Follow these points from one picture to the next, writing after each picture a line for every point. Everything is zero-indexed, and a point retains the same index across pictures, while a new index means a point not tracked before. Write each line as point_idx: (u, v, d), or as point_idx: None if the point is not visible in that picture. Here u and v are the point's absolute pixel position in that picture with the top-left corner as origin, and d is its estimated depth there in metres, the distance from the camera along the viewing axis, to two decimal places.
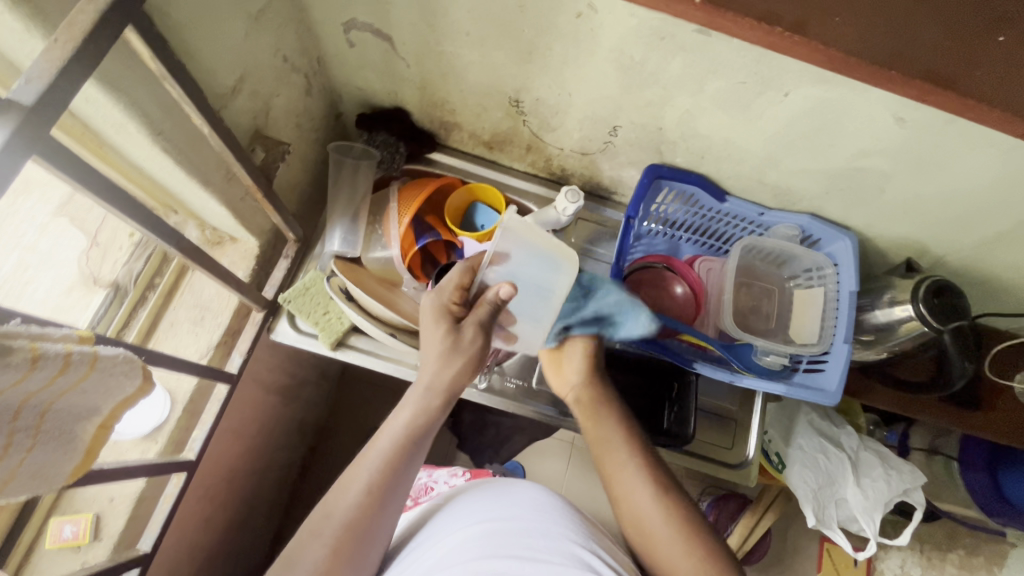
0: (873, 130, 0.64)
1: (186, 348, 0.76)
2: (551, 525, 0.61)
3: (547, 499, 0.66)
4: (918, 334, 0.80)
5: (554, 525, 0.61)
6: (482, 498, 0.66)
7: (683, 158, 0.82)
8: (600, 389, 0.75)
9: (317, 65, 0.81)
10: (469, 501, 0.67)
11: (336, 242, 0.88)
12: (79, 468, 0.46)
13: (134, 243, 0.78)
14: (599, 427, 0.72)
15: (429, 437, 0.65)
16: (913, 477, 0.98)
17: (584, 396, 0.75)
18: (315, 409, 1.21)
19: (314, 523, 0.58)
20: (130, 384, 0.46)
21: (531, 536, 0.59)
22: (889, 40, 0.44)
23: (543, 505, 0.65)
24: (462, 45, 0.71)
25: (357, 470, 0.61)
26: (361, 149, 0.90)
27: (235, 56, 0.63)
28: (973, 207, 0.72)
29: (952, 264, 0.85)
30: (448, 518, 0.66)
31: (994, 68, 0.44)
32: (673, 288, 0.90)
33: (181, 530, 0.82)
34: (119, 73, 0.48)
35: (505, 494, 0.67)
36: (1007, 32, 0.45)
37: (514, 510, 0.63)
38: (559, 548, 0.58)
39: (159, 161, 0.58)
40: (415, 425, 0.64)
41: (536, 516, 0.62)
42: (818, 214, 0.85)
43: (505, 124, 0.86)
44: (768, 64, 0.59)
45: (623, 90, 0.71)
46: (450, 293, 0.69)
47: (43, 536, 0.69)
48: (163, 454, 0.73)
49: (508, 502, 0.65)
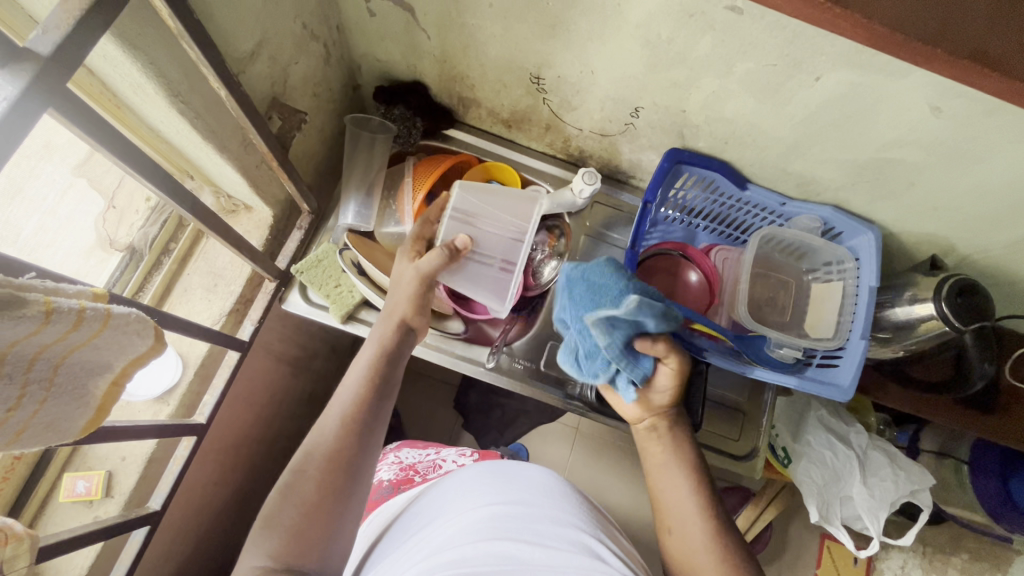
0: (907, 121, 0.62)
1: (199, 314, 0.77)
2: (558, 511, 0.62)
3: (551, 481, 0.68)
4: (938, 333, 0.77)
5: (560, 511, 0.63)
6: (487, 476, 0.67)
7: (706, 143, 0.79)
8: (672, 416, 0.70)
9: (336, 34, 0.80)
10: (474, 477, 0.68)
11: (349, 215, 0.88)
12: (91, 424, 0.46)
13: (149, 207, 0.78)
14: (662, 457, 0.69)
15: (399, 367, 0.68)
16: (921, 478, 0.97)
17: (657, 424, 0.70)
18: (323, 382, 1.22)
19: (298, 464, 0.58)
20: (142, 342, 0.46)
21: (538, 521, 0.60)
22: (930, 19, 0.42)
23: (548, 489, 0.66)
24: (485, 17, 0.69)
25: (332, 407, 0.63)
26: (377, 123, 0.88)
27: (256, 20, 0.62)
28: (1007, 205, 0.69)
29: (977, 263, 0.83)
30: (452, 494, 0.67)
31: None
32: (687, 276, 0.89)
33: (190, 491, 0.84)
34: (137, 30, 0.48)
35: (510, 475, 0.68)
36: None
37: (520, 492, 0.64)
38: (566, 534, 0.59)
39: (176, 124, 0.58)
40: (384, 352, 0.67)
41: (543, 500, 0.63)
42: (842, 206, 0.83)
43: (525, 101, 0.84)
44: (802, 45, 0.57)
45: (647, 69, 0.69)
46: (412, 244, 0.75)
47: (57, 490, 0.71)
48: (174, 417, 0.74)
49: (514, 484, 0.66)
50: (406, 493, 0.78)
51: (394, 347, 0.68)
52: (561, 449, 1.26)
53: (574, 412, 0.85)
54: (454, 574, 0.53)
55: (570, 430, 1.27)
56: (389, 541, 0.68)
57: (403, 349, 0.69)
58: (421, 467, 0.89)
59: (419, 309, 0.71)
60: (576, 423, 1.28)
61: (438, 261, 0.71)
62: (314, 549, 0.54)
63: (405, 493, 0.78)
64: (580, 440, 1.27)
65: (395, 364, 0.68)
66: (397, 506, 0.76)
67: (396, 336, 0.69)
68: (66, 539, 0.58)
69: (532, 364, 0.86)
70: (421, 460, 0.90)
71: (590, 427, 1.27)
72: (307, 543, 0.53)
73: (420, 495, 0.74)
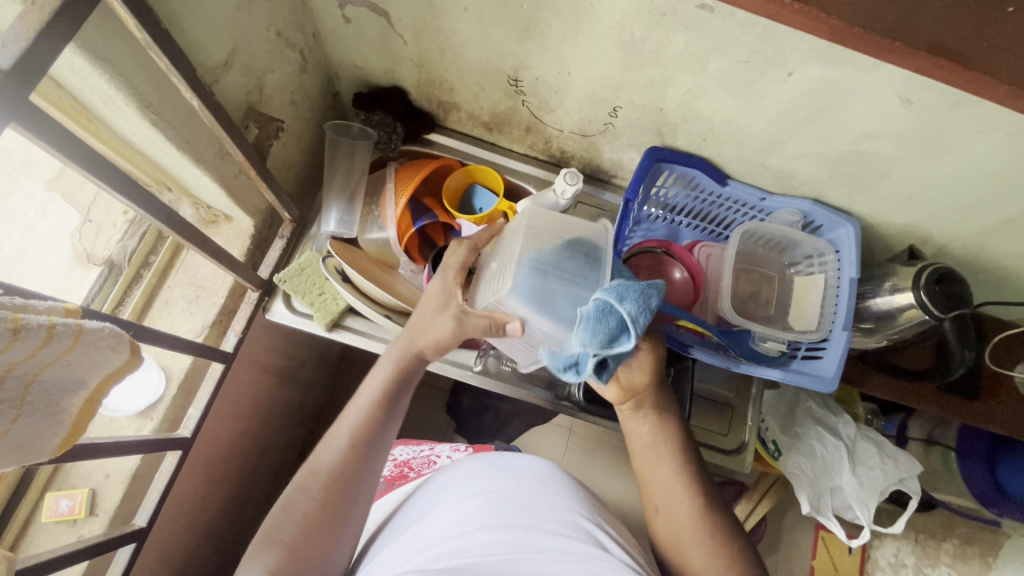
0: (878, 113, 0.63)
1: (181, 327, 0.77)
2: (555, 496, 0.62)
3: (547, 468, 0.67)
4: (919, 322, 0.78)
5: (557, 496, 0.63)
6: (487, 465, 0.67)
7: (685, 141, 0.80)
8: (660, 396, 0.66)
9: (313, 41, 0.80)
10: (474, 465, 0.68)
11: (332, 222, 0.87)
12: (66, 442, 0.46)
13: (127, 220, 0.77)
14: (648, 437, 0.67)
15: (409, 391, 0.64)
16: (910, 466, 0.97)
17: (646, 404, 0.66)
18: (313, 391, 1.21)
19: (301, 481, 0.57)
20: (118, 357, 0.46)
21: (535, 507, 0.60)
22: (881, 18, 0.44)
23: (543, 475, 0.66)
24: (459, 21, 0.70)
25: (337, 429, 0.61)
26: (359, 129, 0.89)
27: (228, 29, 0.62)
28: (979, 193, 0.70)
29: (955, 251, 0.84)
30: (451, 484, 0.66)
31: (990, 49, 0.44)
32: (673, 273, 0.89)
33: (178, 506, 0.83)
34: (104, 42, 0.47)
35: (508, 462, 0.68)
36: (1005, 7, 0.45)
37: (518, 479, 0.64)
38: (563, 520, 0.59)
39: (149, 136, 0.57)
40: (395, 378, 0.63)
41: (538, 486, 0.63)
42: (821, 200, 0.84)
43: (504, 103, 0.84)
44: (773, 42, 0.58)
45: (623, 68, 0.69)
46: (455, 274, 0.67)
47: (39, 510, 0.70)
48: (159, 431, 0.73)
49: (511, 472, 0.66)
50: (401, 488, 0.78)
51: (408, 375, 0.64)
52: (555, 450, 1.26)
53: (564, 412, 0.85)
54: (452, 564, 0.53)
55: (564, 431, 1.27)
56: (383, 537, 0.67)
57: (415, 373, 0.65)
58: (416, 463, 0.88)
59: (439, 347, 0.64)
60: (570, 423, 1.28)
61: (481, 328, 0.61)
62: (309, 565, 0.54)
63: (399, 489, 0.78)
64: (574, 440, 1.27)
65: (405, 387, 0.64)
66: (391, 501, 0.76)
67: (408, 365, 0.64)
68: (47, 560, 0.57)
69: (519, 365, 0.86)
70: (416, 455, 0.90)
71: (584, 427, 1.27)
72: (305, 562, 0.53)
73: (416, 489, 0.73)
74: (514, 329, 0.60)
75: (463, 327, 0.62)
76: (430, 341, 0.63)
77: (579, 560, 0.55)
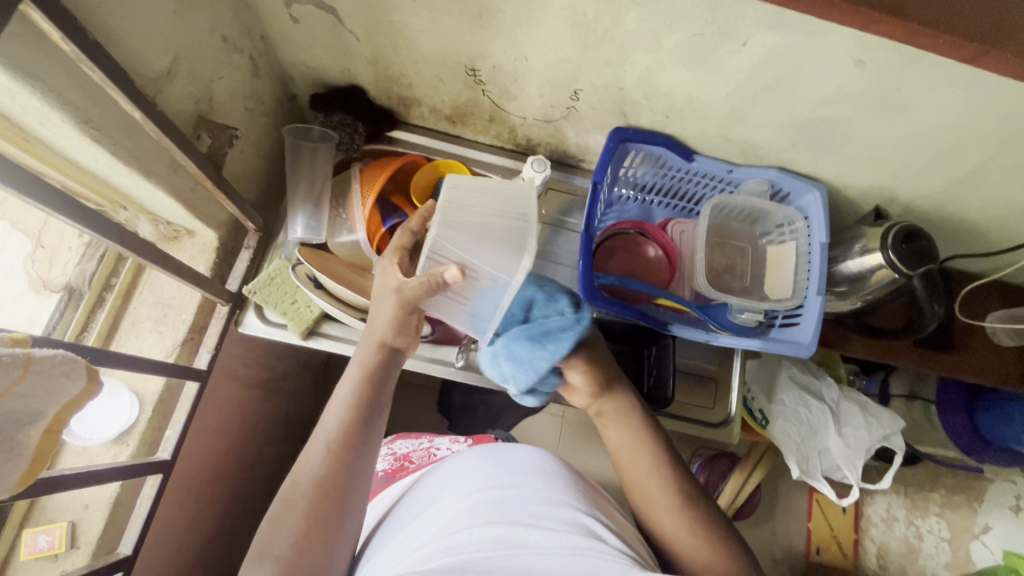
0: (833, 77, 0.63)
1: (150, 348, 0.74)
2: (552, 493, 0.62)
3: (547, 464, 0.67)
4: (888, 283, 0.80)
5: (554, 492, 0.62)
6: (483, 463, 0.66)
7: (648, 119, 0.80)
8: (620, 399, 0.70)
9: (262, 44, 0.78)
10: (471, 463, 0.67)
11: (299, 228, 0.86)
12: (28, 475, 0.44)
13: (83, 243, 0.74)
14: (619, 436, 0.69)
15: (385, 388, 0.63)
16: (892, 421, 1.00)
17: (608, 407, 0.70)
18: (300, 402, 1.19)
19: (286, 493, 0.56)
20: (73, 385, 0.45)
21: (533, 504, 0.60)
22: None
23: (541, 471, 0.65)
24: (409, 13, 0.68)
25: (317, 438, 0.59)
26: (318, 132, 0.87)
27: (167, 37, 0.60)
28: (936, 149, 0.71)
29: (920, 209, 0.85)
30: (448, 483, 0.66)
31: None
32: (647, 252, 0.90)
33: (166, 530, 0.81)
34: (30, 57, 0.45)
35: (505, 458, 0.67)
36: None
37: (515, 476, 0.64)
38: (562, 515, 0.59)
39: (93, 152, 0.55)
40: (367, 379, 0.62)
41: (536, 482, 0.63)
42: (786, 166, 0.84)
43: (464, 95, 0.83)
44: (723, 11, 0.57)
45: (579, 50, 0.68)
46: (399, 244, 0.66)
47: (17, 548, 0.68)
48: (136, 456, 0.71)
49: (509, 468, 0.65)
50: (395, 487, 0.77)
51: (380, 370, 0.63)
52: (549, 439, 1.27)
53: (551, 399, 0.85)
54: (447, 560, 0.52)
55: (555, 419, 1.27)
56: (377, 538, 0.66)
57: (388, 368, 0.64)
58: (415, 456, 0.87)
59: (401, 330, 0.63)
60: (561, 411, 1.28)
61: (420, 290, 0.59)
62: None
63: (394, 488, 0.77)
64: (567, 428, 1.27)
65: (380, 387, 0.63)
66: (385, 502, 0.75)
67: (378, 362, 0.63)
68: None
69: None
70: (413, 449, 0.89)
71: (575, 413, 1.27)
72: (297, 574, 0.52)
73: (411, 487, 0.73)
74: (453, 277, 0.57)
75: (403, 296, 0.60)
76: (388, 328, 0.62)
77: (578, 553, 0.54)
